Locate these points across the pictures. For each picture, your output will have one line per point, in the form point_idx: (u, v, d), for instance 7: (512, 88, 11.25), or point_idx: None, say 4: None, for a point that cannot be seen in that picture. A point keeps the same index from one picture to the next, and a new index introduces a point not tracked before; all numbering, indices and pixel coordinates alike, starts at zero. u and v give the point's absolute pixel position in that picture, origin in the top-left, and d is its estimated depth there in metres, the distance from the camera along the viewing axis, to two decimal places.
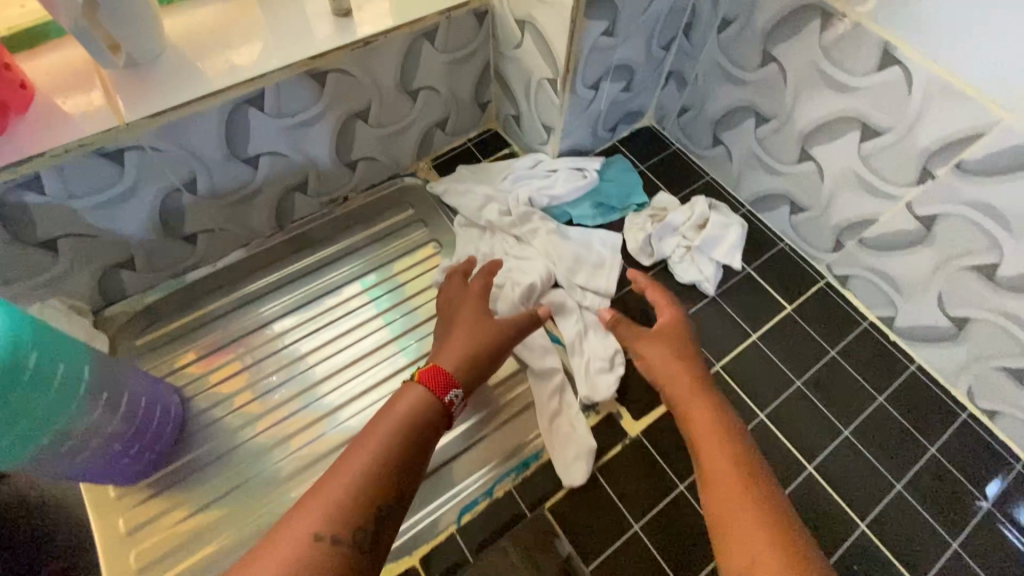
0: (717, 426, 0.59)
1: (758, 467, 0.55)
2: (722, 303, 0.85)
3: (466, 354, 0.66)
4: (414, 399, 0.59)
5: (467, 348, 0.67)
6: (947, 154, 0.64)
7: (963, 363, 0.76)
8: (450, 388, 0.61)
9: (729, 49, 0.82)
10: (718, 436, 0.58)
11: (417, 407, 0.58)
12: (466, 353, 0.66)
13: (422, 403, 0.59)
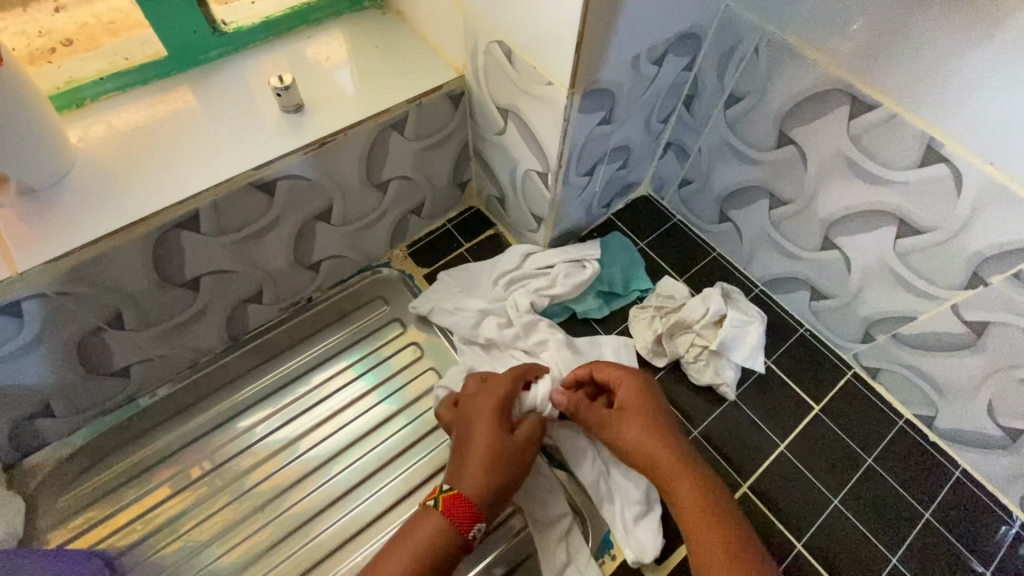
0: (700, 501, 0.58)
1: (737, 530, 0.57)
2: (743, 405, 0.76)
3: (489, 477, 0.60)
4: (431, 530, 0.57)
5: (490, 470, 0.60)
6: (1003, 262, 0.55)
7: (1016, 473, 0.68)
8: (473, 524, 0.58)
9: (737, 126, 0.73)
10: (721, 534, 0.56)
11: (433, 538, 0.57)
12: (489, 478, 0.60)
13: (437, 532, 0.57)
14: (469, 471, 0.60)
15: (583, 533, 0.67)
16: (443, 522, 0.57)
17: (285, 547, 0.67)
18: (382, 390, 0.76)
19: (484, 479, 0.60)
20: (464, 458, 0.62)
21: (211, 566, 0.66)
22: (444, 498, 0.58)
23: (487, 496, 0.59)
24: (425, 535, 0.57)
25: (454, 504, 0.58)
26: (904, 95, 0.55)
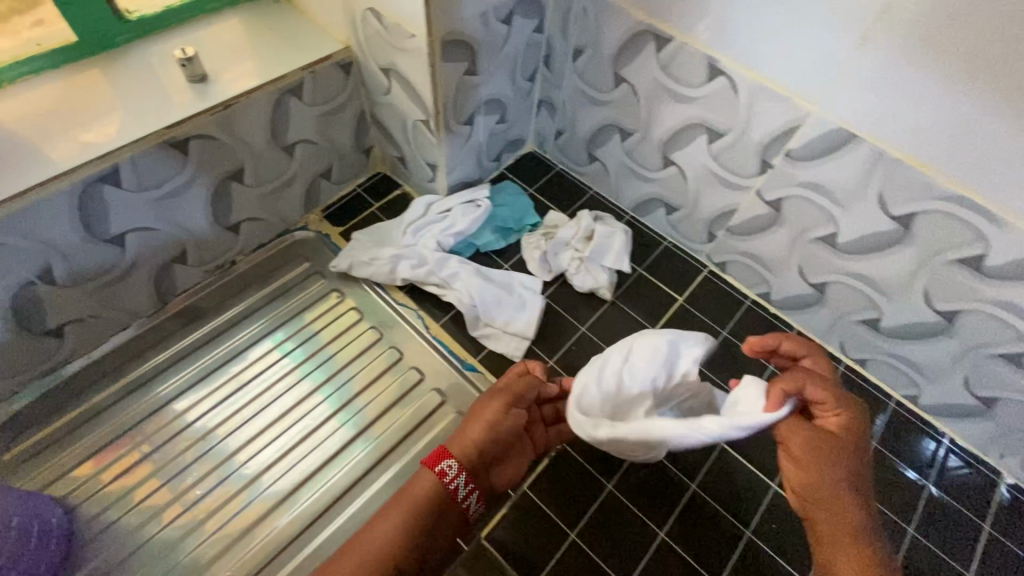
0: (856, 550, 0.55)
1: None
2: (622, 305, 0.92)
3: (478, 450, 0.65)
4: (423, 490, 0.63)
5: (478, 445, 0.65)
6: (777, 146, 0.73)
7: (830, 322, 0.86)
8: (443, 461, 0.63)
9: (585, 75, 0.89)
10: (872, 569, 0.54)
11: (422, 499, 0.62)
12: (476, 449, 0.65)
13: (425, 494, 0.63)
14: (460, 441, 0.65)
15: None
16: (435, 486, 0.63)
17: (223, 471, 0.74)
18: (301, 334, 0.85)
19: (473, 449, 0.65)
20: (460, 433, 0.67)
21: (158, 495, 0.72)
22: (436, 456, 0.64)
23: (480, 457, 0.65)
24: (419, 496, 0.63)
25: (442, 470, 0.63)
26: (686, 27, 0.72)
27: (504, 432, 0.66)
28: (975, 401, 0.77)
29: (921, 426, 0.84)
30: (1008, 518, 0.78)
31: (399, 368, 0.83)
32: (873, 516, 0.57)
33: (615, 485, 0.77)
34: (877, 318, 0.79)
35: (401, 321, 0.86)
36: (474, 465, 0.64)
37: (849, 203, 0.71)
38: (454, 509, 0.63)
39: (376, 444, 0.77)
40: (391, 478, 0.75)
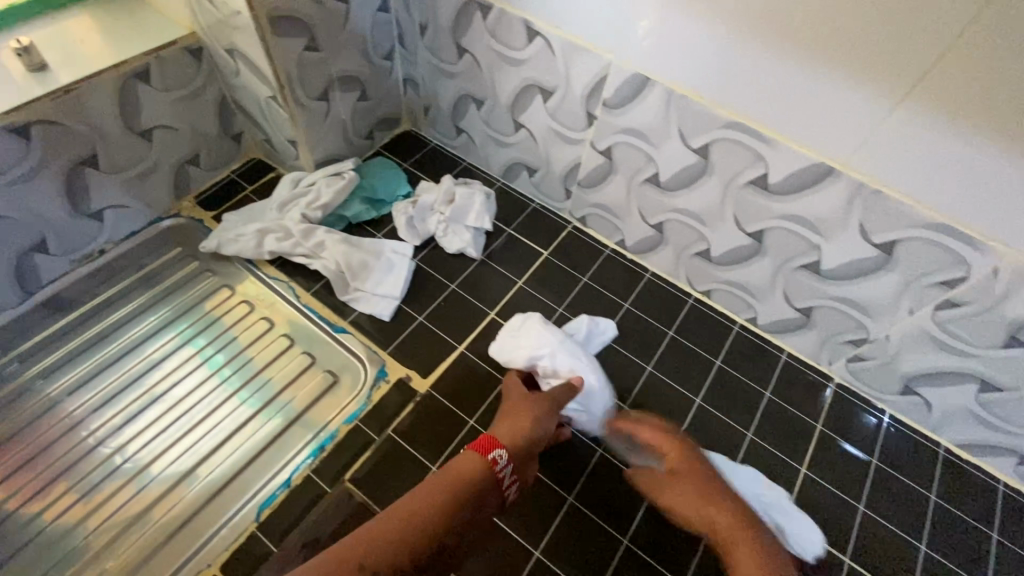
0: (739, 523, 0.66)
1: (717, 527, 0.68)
2: (491, 262, 0.96)
3: (524, 439, 0.68)
4: (470, 470, 0.63)
5: (528, 435, 0.69)
6: (594, 95, 0.81)
7: (676, 259, 0.94)
8: (494, 449, 0.64)
9: (433, 49, 0.95)
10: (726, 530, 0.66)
11: (465, 475, 0.62)
12: (524, 444, 0.68)
13: (475, 472, 0.63)
14: (509, 430, 0.69)
15: (362, 367, 0.83)
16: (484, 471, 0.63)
17: (87, 446, 0.75)
18: (172, 314, 0.87)
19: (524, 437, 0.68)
20: (510, 423, 0.70)
21: (18, 475, 0.73)
22: (485, 442, 0.65)
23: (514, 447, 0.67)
24: (462, 473, 0.62)
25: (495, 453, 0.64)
26: None
27: (543, 437, 0.70)
28: (797, 313, 0.85)
29: (763, 345, 0.92)
30: (838, 417, 0.87)
31: (270, 336, 0.86)
32: (765, 529, 0.66)
33: (478, 420, 0.79)
34: (708, 249, 0.88)
35: (274, 294, 0.90)
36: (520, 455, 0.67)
37: (660, 141, 0.79)
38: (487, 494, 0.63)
39: (243, 407, 0.80)
40: (257, 436, 0.77)
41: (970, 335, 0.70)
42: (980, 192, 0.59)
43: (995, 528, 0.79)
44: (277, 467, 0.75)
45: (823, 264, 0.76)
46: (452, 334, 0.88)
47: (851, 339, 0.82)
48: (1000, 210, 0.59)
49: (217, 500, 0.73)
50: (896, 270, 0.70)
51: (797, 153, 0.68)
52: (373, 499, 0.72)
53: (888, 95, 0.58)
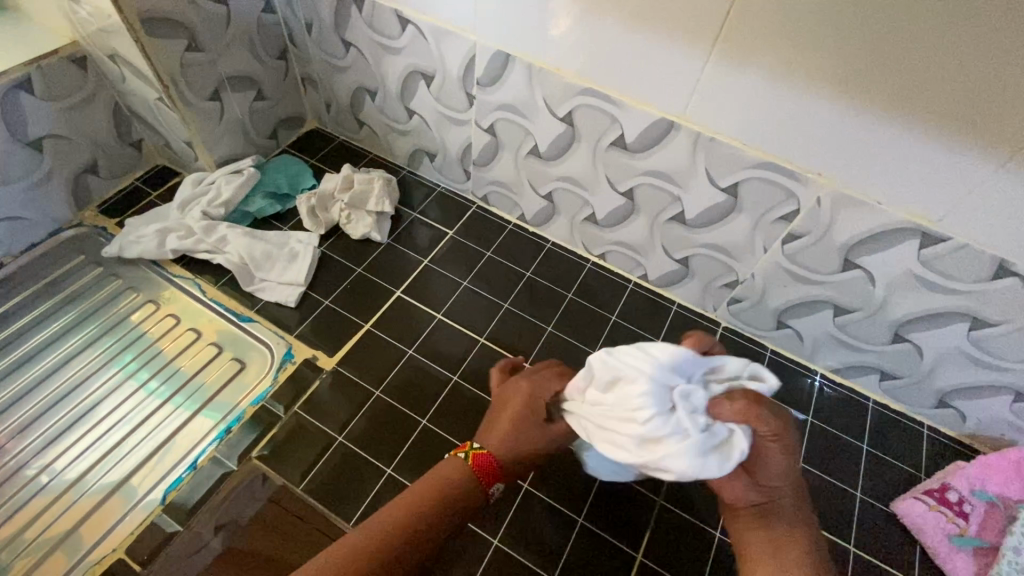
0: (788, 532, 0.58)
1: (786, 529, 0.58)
2: (397, 245, 1.01)
3: (511, 436, 0.63)
4: (451, 475, 0.61)
5: (520, 435, 0.63)
6: (469, 76, 0.86)
7: (570, 227, 1.00)
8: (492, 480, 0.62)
9: (322, 46, 0.99)
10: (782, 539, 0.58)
11: (445, 480, 0.61)
12: (515, 444, 0.63)
13: (456, 476, 0.61)
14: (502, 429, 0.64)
15: (269, 352, 0.86)
16: (467, 475, 0.61)
17: None
18: (76, 316, 0.88)
19: (513, 432, 0.63)
20: (491, 426, 0.65)
21: None
22: (474, 453, 0.62)
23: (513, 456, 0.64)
24: (443, 480, 0.61)
25: (483, 460, 0.61)
26: None
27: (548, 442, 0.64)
28: (677, 264, 0.92)
29: (655, 299, 0.99)
30: None
31: (175, 331, 0.88)
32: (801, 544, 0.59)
33: (382, 390, 0.84)
34: (593, 213, 0.94)
35: (179, 291, 0.92)
36: (512, 455, 0.62)
37: (532, 114, 0.85)
38: (475, 494, 0.61)
39: (149, 400, 0.82)
40: (163, 426, 0.80)
41: (813, 264, 0.78)
42: (789, 129, 0.66)
43: (865, 440, 0.87)
44: (183, 452, 0.77)
45: (687, 214, 0.83)
46: (358, 314, 0.91)
47: (725, 283, 0.89)
48: (810, 145, 0.66)
49: (118, 494, 0.74)
50: (743, 211, 0.77)
51: (643, 111, 0.75)
52: (280, 471, 0.76)
53: (701, 49, 0.65)
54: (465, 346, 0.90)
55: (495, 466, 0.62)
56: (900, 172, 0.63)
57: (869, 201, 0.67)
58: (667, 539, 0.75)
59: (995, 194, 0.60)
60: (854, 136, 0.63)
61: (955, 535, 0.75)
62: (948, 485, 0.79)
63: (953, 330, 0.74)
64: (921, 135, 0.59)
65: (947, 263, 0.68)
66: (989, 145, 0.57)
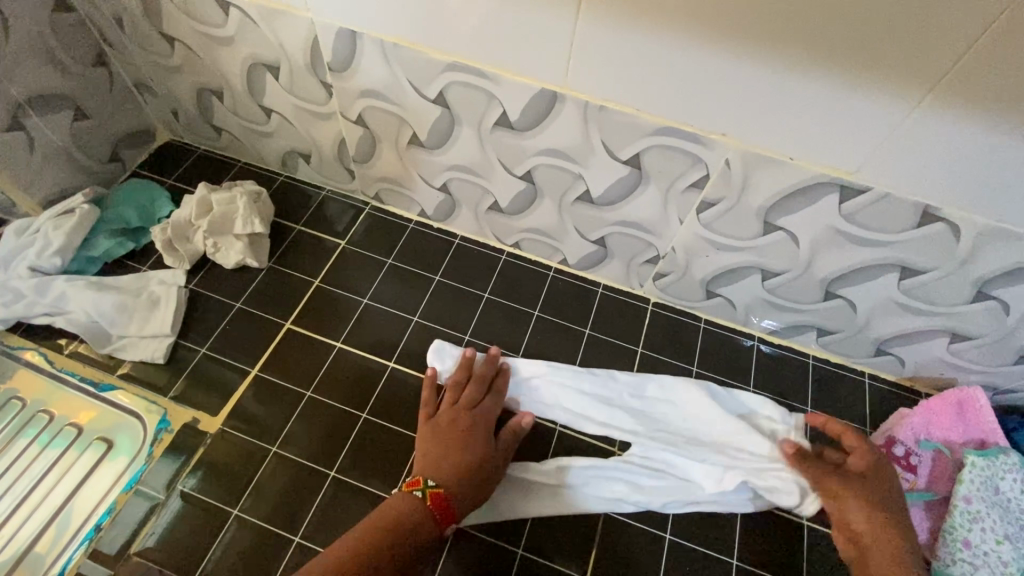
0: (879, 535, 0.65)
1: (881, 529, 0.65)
2: (281, 268, 0.88)
3: (459, 474, 0.65)
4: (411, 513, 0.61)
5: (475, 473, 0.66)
6: (318, 62, 0.72)
7: (475, 218, 0.89)
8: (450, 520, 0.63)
9: (143, 43, 0.82)
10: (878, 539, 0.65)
11: (401, 516, 0.61)
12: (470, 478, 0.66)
13: (411, 511, 0.61)
14: (447, 455, 0.67)
15: (141, 423, 0.74)
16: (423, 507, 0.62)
17: None
18: None
19: (463, 470, 0.66)
20: (442, 449, 0.67)
21: None
22: (431, 493, 0.63)
23: (462, 481, 0.65)
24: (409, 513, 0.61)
25: (438, 498, 0.63)
26: None
27: (491, 476, 0.67)
28: (594, 245, 0.83)
29: (579, 284, 0.91)
30: (658, 336, 0.87)
31: (29, 409, 0.75)
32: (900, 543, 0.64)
33: (280, 444, 0.73)
34: (495, 201, 0.83)
35: (19, 365, 0.77)
36: (461, 482, 0.65)
37: (402, 100, 0.72)
38: (424, 531, 0.61)
39: (22, 482, 0.71)
40: (40, 511, 0.69)
41: (734, 229, 0.70)
42: (682, 87, 0.57)
43: (810, 402, 0.83)
44: (64, 541, 0.67)
45: (593, 192, 0.73)
46: (243, 357, 0.79)
47: (648, 259, 0.82)
48: (709, 103, 0.57)
49: (22, 566, 0.66)
50: (651, 182, 0.68)
51: (520, 84, 0.63)
52: (166, 564, 0.65)
53: (569, 2, 0.54)
54: (372, 373, 0.80)
55: (449, 508, 0.63)
56: (811, 123, 0.55)
57: (781, 157, 0.59)
58: (614, 553, 0.69)
59: (912, 133, 0.53)
60: (756, 87, 0.54)
61: (906, 491, 0.72)
62: (894, 440, 0.75)
63: (884, 281, 0.69)
64: (829, 77, 0.51)
65: (872, 213, 0.61)
66: (899, 80, 0.49)
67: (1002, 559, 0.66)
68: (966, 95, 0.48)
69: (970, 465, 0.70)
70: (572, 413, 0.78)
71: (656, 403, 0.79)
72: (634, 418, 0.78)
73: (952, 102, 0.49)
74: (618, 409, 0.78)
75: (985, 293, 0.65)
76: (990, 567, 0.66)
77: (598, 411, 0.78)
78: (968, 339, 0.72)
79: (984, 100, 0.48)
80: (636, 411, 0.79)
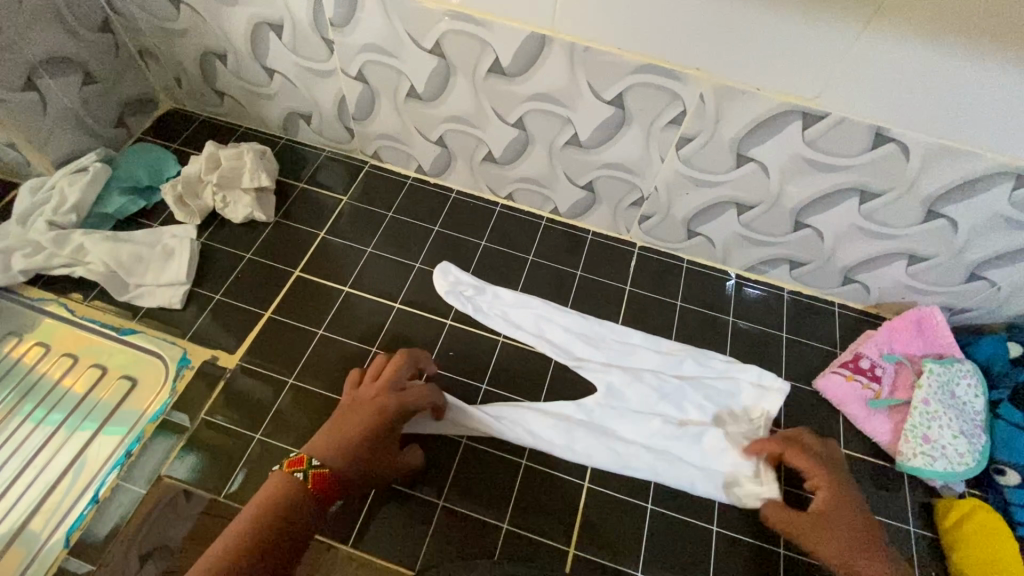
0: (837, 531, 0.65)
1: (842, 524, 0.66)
2: (287, 222, 0.93)
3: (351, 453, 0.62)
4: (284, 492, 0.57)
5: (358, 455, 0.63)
6: (320, 17, 0.77)
7: (471, 171, 0.94)
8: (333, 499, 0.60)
9: (148, 8, 0.86)
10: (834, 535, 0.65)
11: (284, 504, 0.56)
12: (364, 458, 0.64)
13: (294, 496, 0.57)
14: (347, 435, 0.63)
15: (162, 362, 0.78)
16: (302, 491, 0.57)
17: None
18: None
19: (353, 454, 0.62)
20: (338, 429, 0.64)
21: None
22: (314, 475, 0.58)
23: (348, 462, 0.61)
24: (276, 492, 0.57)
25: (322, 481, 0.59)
26: None
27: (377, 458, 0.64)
28: (583, 191, 0.89)
29: (570, 232, 0.97)
30: (644, 277, 0.94)
31: (38, 369, 0.77)
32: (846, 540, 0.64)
33: (297, 377, 0.78)
34: (489, 151, 0.88)
35: (41, 314, 0.81)
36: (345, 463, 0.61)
37: (400, 52, 0.77)
38: (307, 514, 0.57)
39: (25, 449, 0.72)
40: (43, 477, 0.71)
41: (709, 164, 0.77)
42: (660, 23, 0.63)
43: (785, 329, 0.90)
44: (71, 502, 0.69)
45: (580, 135, 0.79)
46: (256, 302, 0.84)
47: (633, 202, 0.88)
48: (683, 38, 0.64)
49: (21, 539, 0.67)
50: (634, 121, 0.74)
51: (511, 29, 0.69)
52: (196, 483, 0.70)
53: None
54: (379, 314, 0.85)
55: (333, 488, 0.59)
56: (774, 52, 0.62)
57: (749, 88, 0.66)
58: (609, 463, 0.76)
59: (863, 55, 0.59)
60: (725, 19, 0.61)
61: (872, 399, 0.79)
62: (861, 354, 0.82)
63: (846, 206, 0.76)
64: (790, 6, 0.57)
65: (831, 138, 0.68)
66: (846, 5, 0.56)
67: (957, 451, 0.73)
68: (907, 16, 0.55)
69: (928, 371, 0.77)
70: (554, 345, 0.85)
71: (635, 351, 0.84)
72: (609, 362, 0.83)
73: (894, 23, 0.56)
74: (596, 354, 0.84)
75: (935, 211, 0.72)
76: (946, 458, 0.73)
77: (580, 350, 0.84)
78: (924, 260, 0.79)
79: (920, 22, 0.55)
80: (613, 356, 0.84)
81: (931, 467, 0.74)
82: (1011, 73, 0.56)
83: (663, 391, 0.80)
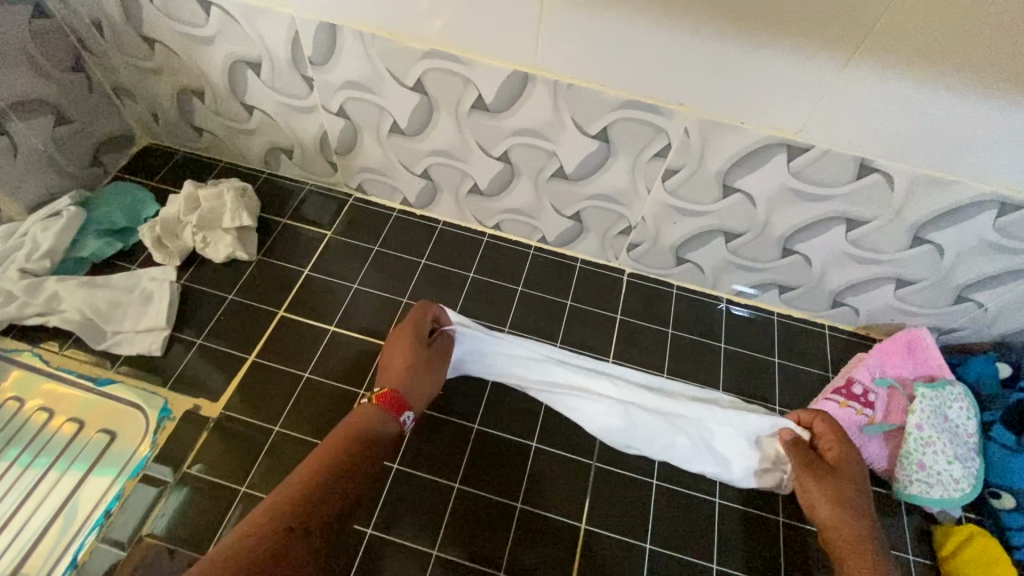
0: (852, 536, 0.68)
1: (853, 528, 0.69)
2: (270, 260, 0.91)
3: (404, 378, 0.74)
4: (367, 420, 0.68)
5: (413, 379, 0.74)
6: (298, 56, 0.76)
7: (457, 202, 0.93)
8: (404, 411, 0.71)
9: (122, 47, 0.84)
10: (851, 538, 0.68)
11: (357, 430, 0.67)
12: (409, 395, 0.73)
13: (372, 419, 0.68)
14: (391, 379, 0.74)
15: (143, 413, 0.75)
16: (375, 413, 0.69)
17: None
18: None
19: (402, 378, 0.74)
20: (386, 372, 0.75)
21: None
22: (379, 395, 0.70)
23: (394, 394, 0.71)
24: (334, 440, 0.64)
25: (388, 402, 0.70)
26: None
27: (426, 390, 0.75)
28: (571, 221, 0.89)
29: (559, 260, 0.96)
30: (635, 304, 0.93)
31: (21, 416, 0.75)
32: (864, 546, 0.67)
33: (283, 424, 0.76)
34: (474, 183, 0.88)
35: (13, 366, 0.77)
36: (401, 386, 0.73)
37: (381, 89, 0.76)
38: (385, 430, 0.69)
39: (5, 502, 0.69)
40: (17, 541, 0.67)
41: (696, 196, 0.76)
42: (643, 60, 0.63)
43: (776, 354, 0.89)
44: (46, 567, 0.66)
45: (566, 168, 0.79)
46: (239, 346, 0.82)
47: (621, 231, 0.87)
48: (666, 74, 0.63)
49: None
50: (619, 154, 0.74)
51: (493, 67, 0.68)
52: (178, 542, 0.67)
53: None
54: (366, 354, 0.83)
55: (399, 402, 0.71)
56: (757, 89, 0.62)
57: (732, 122, 0.66)
58: (606, 502, 0.74)
59: (844, 91, 0.60)
60: (707, 56, 0.60)
61: (866, 424, 0.79)
62: (853, 379, 0.82)
63: (833, 233, 0.76)
64: (773, 44, 0.57)
65: (816, 170, 0.68)
66: (826, 44, 0.56)
67: (953, 478, 0.73)
68: (886, 54, 0.55)
69: (920, 397, 0.77)
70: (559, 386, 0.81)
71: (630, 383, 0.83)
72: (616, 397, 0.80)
73: (876, 60, 0.56)
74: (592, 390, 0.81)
75: (921, 238, 0.72)
76: (942, 484, 0.73)
77: (574, 388, 0.81)
78: (911, 283, 0.79)
79: (899, 60, 0.55)
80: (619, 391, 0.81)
81: (927, 494, 0.74)
82: (989, 108, 0.57)
83: (662, 425, 0.78)
